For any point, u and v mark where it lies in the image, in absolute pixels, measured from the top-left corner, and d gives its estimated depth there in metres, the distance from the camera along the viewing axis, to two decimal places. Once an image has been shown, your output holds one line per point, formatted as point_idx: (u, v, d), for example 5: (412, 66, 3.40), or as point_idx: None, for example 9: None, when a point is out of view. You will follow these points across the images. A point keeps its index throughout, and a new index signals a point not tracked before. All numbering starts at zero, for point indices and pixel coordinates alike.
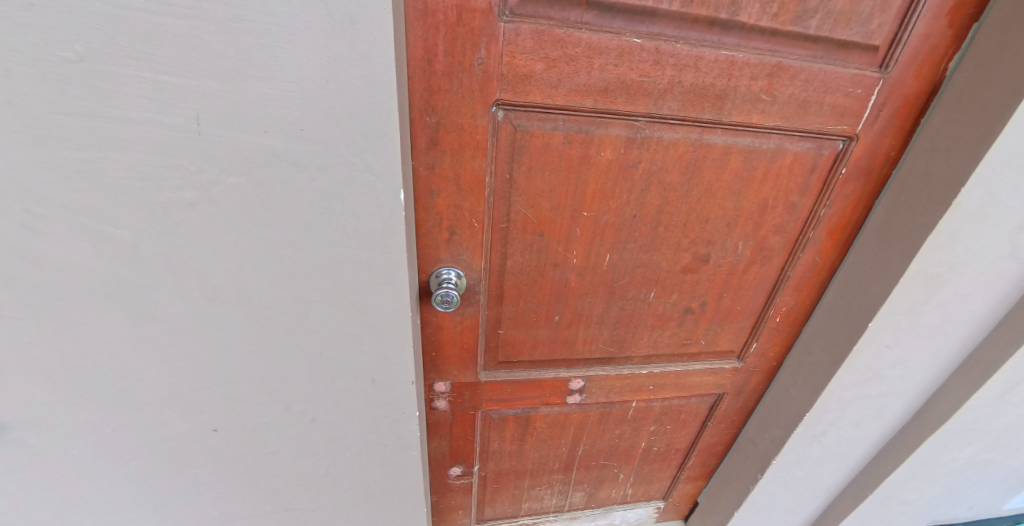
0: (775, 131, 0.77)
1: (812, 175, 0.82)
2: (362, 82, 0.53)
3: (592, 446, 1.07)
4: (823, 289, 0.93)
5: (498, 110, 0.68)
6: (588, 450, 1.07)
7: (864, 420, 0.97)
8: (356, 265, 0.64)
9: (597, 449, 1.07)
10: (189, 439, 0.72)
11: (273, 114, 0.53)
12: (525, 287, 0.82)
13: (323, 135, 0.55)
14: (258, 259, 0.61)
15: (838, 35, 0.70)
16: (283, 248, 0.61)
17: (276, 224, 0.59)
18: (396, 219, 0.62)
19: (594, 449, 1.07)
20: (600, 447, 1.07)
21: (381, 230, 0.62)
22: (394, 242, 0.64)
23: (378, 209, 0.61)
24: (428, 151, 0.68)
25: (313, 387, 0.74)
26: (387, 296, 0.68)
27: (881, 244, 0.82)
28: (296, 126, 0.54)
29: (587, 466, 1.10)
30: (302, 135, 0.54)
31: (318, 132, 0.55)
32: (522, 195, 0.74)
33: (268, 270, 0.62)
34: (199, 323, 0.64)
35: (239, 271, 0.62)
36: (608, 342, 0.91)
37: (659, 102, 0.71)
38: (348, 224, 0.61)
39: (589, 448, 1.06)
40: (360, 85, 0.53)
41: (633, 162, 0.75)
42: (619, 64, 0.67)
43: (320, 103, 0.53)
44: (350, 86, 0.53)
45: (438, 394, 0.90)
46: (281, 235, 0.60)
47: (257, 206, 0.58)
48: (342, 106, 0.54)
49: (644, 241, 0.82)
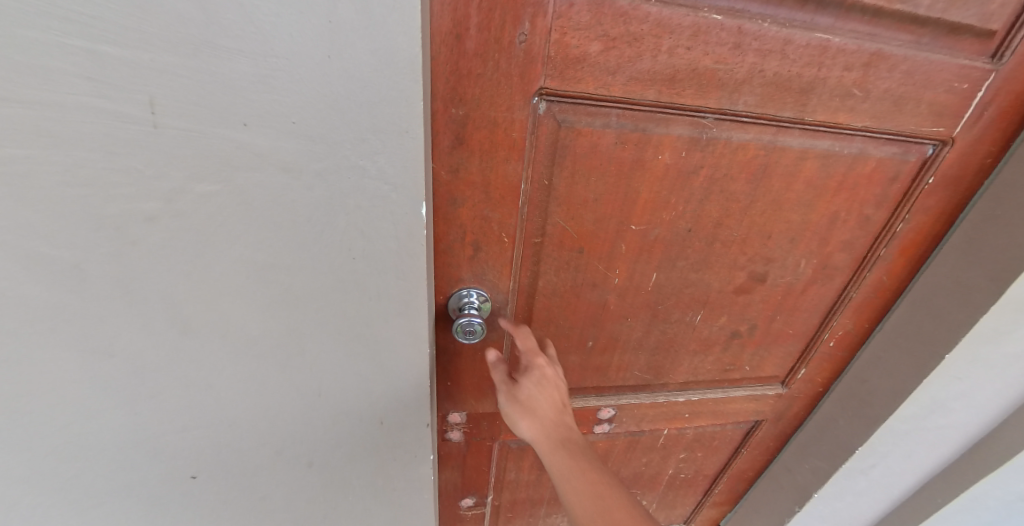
0: (861, 133, 0.65)
1: (892, 185, 0.71)
2: (379, 63, 0.39)
3: (548, 382, 0.62)
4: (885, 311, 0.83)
5: (541, 101, 0.54)
6: (541, 425, 0.59)
7: (917, 452, 0.88)
8: (363, 293, 0.52)
9: (552, 412, 0.60)
10: (159, 506, 0.58)
11: (256, 102, 0.38)
12: (557, 309, 0.70)
13: (324, 130, 0.41)
14: (240, 286, 0.48)
15: (951, 16, 0.57)
16: (272, 272, 0.48)
17: (262, 244, 0.46)
18: (416, 239, 0.50)
19: (548, 389, 0.61)
20: (559, 457, 0.55)
21: (396, 252, 0.50)
22: (413, 267, 0.51)
23: (394, 226, 0.48)
24: (452, 151, 0.55)
25: (309, 430, 0.61)
26: (400, 328, 0.56)
27: (963, 265, 0.72)
28: (288, 119, 0.40)
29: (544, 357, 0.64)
30: (296, 131, 0.40)
31: (316, 126, 0.41)
32: (561, 205, 0.62)
33: (254, 300, 0.49)
34: (170, 365, 0.49)
35: (218, 302, 0.48)
36: (645, 369, 0.80)
37: (734, 95, 0.58)
38: (355, 243, 0.48)
39: (545, 412, 0.59)
40: (372, 63, 0.39)
41: (693, 168, 0.62)
42: (692, 47, 0.54)
43: (320, 87, 0.39)
44: (361, 65, 0.39)
45: (452, 425, 0.78)
46: (271, 255, 0.47)
47: (243, 222, 0.44)
48: (353, 94, 0.40)
49: (695, 258, 0.70)
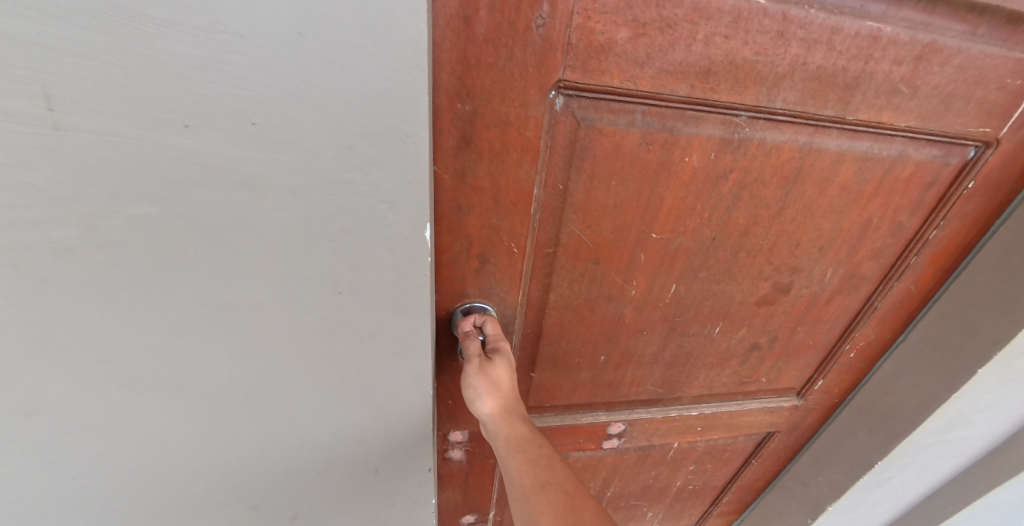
0: (903, 133, 0.59)
1: (930, 189, 0.65)
2: (372, 45, 0.29)
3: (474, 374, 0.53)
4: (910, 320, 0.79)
5: (560, 95, 0.48)
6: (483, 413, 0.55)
7: (934, 463, 0.85)
8: (353, 328, 0.44)
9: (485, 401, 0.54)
10: None
11: (199, 95, 0.28)
12: (570, 324, 0.64)
13: (296, 133, 0.31)
14: (196, 326, 0.38)
15: (1013, 5, 0.51)
16: (236, 309, 0.39)
17: (223, 276, 0.37)
18: (418, 269, 0.42)
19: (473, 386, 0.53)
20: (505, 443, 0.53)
21: (394, 284, 0.42)
22: (414, 301, 0.44)
23: (393, 258, 0.40)
24: (459, 152, 0.48)
25: (291, 474, 0.54)
26: (398, 363, 0.48)
27: (1000, 276, 0.68)
28: (246, 118, 0.30)
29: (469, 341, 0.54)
30: (258, 135, 0.31)
31: (286, 127, 0.31)
32: (578, 212, 0.55)
33: (216, 341, 0.40)
34: (114, 415, 0.41)
35: (172, 343, 0.39)
36: (658, 383, 0.75)
37: (773, 91, 0.51)
38: (346, 276, 0.40)
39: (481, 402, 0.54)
40: (362, 46, 0.29)
41: (723, 172, 0.56)
42: (730, 36, 0.47)
43: (289, 77, 0.29)
44: (346, 47, 0.29)
45: (453, 444, 0.72)
46: (235, 291, 0.38)
47: (196, 252, 0.35)
48: (338, 84, 0.30)
49: (720, 268, 0.64)
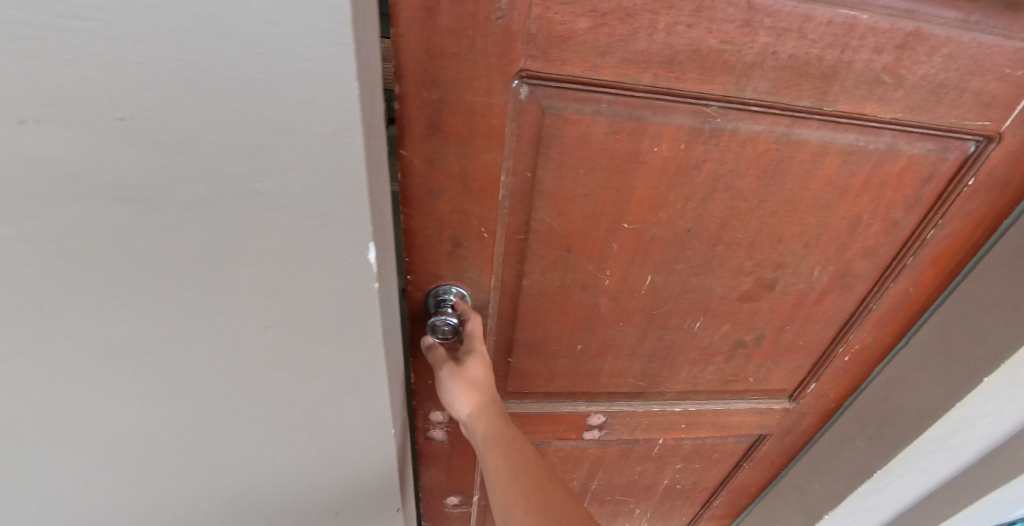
0: (891, 126, 0.57)
1: (926, 186, 0.63)
2: (270, 12, 0.25)
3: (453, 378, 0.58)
4: (914, 324, 0.76)
5: (523, 84, 0.49)
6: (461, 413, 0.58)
7: (931, 467, 0.81)
8: (292, 342, 0.42)
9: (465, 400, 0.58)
10: None
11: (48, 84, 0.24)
12: (545, 310, 0.65)
13: (182, 125, 0.27)
14: (100, 348, 0.35)
15: None
16: (144, 327, 0.36)
17: (123, 294, 0.33)
18: (359, 280, 0.40)
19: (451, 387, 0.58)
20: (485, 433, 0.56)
21: (334, 298, 0.40)
22: (357, 312, 0.42)
23: (337, 272, 0.38)
24: (426, 139, 0.50)
25: (234, 494, 0.51)
26: (348, 375, 0.47)
27: (1007, 278, 0.64)
28: (116, 110, 0.26)
29: (440, 347, 0.59)
30: (134, 129, 0.27)
31: (169, 118, 0.27)
32: (548, 200, 0.56)
33: (127, 363, 0.37)
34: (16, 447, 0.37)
35: (73, 367, 0.35)
36: (640, 376, 0.74)
37: (743, 81, 0.51)
38: (284, 294, 0.38)
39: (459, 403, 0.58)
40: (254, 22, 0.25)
41: (696, 162, 0.56)
42: (694, 24, 0.47)
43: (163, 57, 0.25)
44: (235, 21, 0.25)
45: (435, 423, 0.74)
46: (141, 309, 0.34)
47: (83, 269, 0.31)
48: (230, 66, 0.26)
49: (698, 261, 0.64)
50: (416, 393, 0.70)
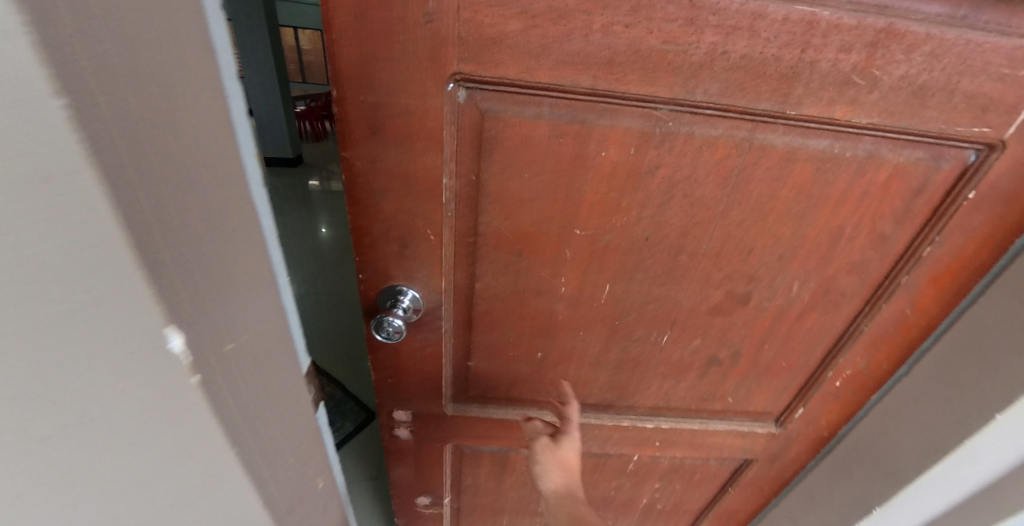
0: (870, 131, 0.52)
1: (918, 197, 0.57)
2: None
3: (546, 460, 0.60)
4: (919, 348, 0.69)
5: (459, 87, 0.48)
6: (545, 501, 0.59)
7: (930, 502, 0.73)
8: (98, 485, 0.32)
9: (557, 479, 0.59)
10: None
11: None
12: (501, 314, 0.64)
13: None
14: None
15: None
16: None
17: None
18: (178, 393, 0.31)
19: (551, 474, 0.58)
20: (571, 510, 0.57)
21: (147, 425, 0.31)
22: (189, 429, 0.34)
23: (145, 375, 0.29)
24: (367, 140, 0.50)
25: None
26: (201, 498, 0.38)
27: (1018, 302, 0.57)
28: None
29: (540, 439, 0.61)
30: None
31: None
32: (495, 203, 0.55)
33: None
34: None
35: None
36: (606, 388, 0.72)
37: (692, 83, 0.48)
38: (67, 417, 0.28)
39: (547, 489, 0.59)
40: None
41: (649, 167, 0.54)
42: (632, 24, 0.45)
43: None
44: None
45: (398, 422, 0.74)
46: None
47: None
48: None
49: (659, 270, 0.61)
50: (377, 391, 0.71)
